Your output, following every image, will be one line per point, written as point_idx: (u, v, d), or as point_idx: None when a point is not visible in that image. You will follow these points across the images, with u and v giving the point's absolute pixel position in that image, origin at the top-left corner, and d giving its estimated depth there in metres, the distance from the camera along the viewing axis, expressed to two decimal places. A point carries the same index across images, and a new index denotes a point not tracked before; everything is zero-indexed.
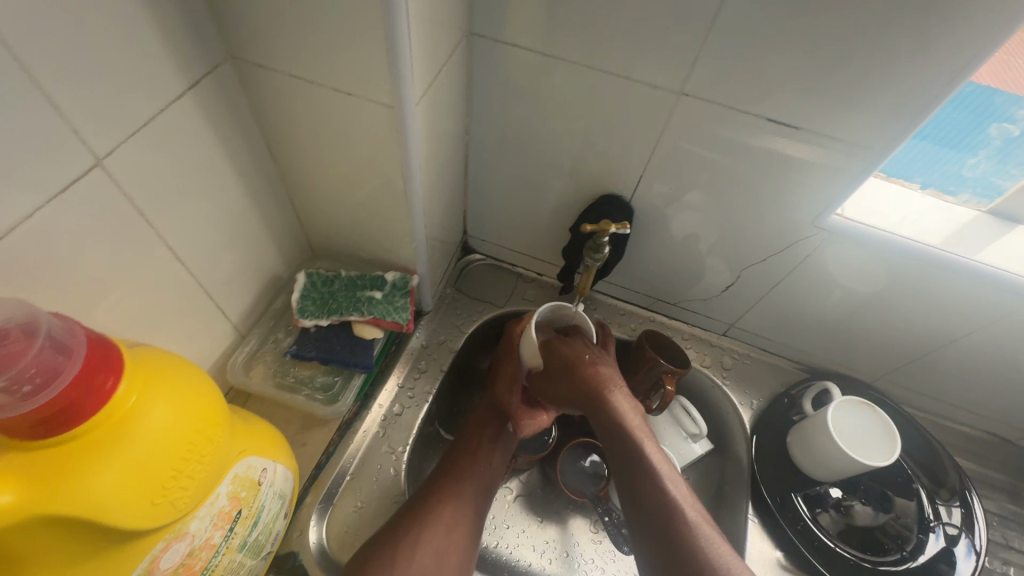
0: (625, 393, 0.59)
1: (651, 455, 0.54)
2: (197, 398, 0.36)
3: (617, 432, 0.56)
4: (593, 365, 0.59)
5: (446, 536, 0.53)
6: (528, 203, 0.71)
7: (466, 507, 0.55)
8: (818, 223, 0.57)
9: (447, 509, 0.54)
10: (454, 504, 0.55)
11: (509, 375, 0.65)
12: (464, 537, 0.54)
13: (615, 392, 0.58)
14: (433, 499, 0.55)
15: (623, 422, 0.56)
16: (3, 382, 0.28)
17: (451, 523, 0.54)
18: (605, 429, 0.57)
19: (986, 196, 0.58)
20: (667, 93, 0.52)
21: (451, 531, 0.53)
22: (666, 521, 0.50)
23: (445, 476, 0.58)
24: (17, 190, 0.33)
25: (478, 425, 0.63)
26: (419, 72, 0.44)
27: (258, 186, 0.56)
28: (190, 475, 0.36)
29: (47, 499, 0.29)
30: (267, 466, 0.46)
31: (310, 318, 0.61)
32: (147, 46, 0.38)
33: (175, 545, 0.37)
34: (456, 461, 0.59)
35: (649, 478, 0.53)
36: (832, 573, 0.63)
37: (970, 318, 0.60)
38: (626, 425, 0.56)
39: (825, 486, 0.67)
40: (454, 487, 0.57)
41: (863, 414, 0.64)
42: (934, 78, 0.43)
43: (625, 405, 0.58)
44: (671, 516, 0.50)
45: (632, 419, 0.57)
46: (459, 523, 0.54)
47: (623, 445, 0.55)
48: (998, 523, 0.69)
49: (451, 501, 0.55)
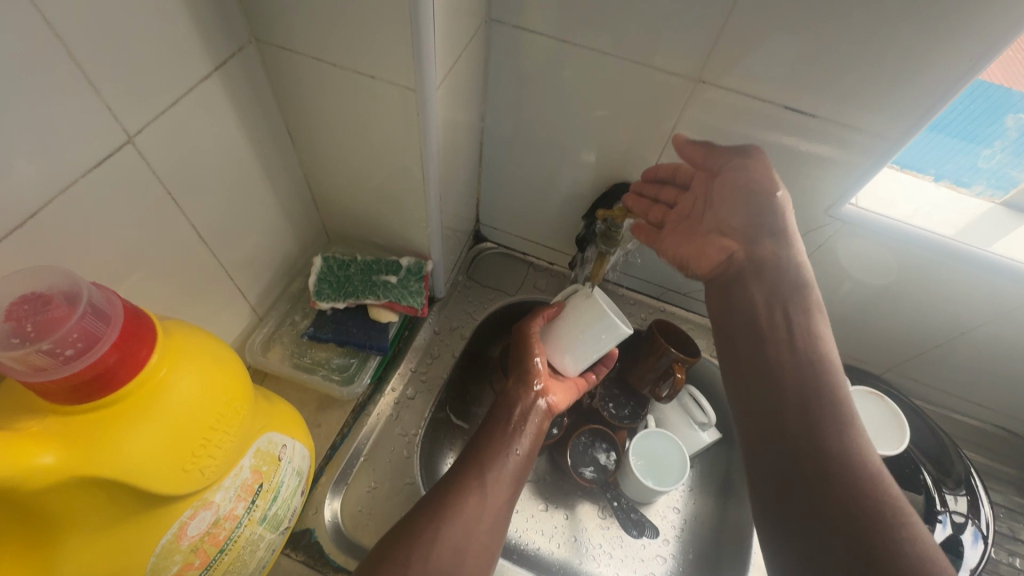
0: (818, 310, 0.50)
1: (836, 385, 0.46)
2: (225, 370, 0.37)
3: (770, 360, 0.48)
4: (785, 224, 0.52)
5: (466, 532, 0.49)
6: (541, 191, 0.72)
7: (489, 497, 0.52)
8: (832, 213, 0.58)
9: (473, 501, 0.51)
10: (479, 492, 0.52)
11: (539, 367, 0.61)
12: (487, 526, 0.50)
13: (786, 298, 0.50)
14: (457, 485, 0.52)
15: (788, 338, 0.49)
16: (47, 346, 0.29)
17: (473, 519, 0.50)
18: (756, 358, 0.49)
19: (1000, 187, 0.58)
20: (683, 80, 0.52)
21: (476, 524, 0.50)
22: (836, 469, 0.42)
23: (468, 464, 0.54)
24: (54, 165, 0.35)
25: (505, 411, 0.60)
26: (440, 56, 0.45)
27: (278, 169, 0.57)
28: (217, 445, 0.37)
29: (86, 461, 0.30)
30: (287, 443, 0.47)
31: (327, 301, 0.62)
32: (176, 28, 0.39)
33: (201, 513, 0.38)
34: (484, 449, 0.56)
35: (822, 421, 0.44)
36: None
37: (981, 311, 0.61)
38: (784, 342, 0.49)
39: None
40: (475, 482, 0.53)
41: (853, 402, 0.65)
42: (953, 68, 0.43)
43: (801, 313, 0.49)
44: (850, 464, 0.42)
45: (793, 313, 0.49)
46: (481, 513, 0.51)
47: (781, 383, 0.47)
48: (1005, 515, 0.69)
49: (477, 487, 0.52)
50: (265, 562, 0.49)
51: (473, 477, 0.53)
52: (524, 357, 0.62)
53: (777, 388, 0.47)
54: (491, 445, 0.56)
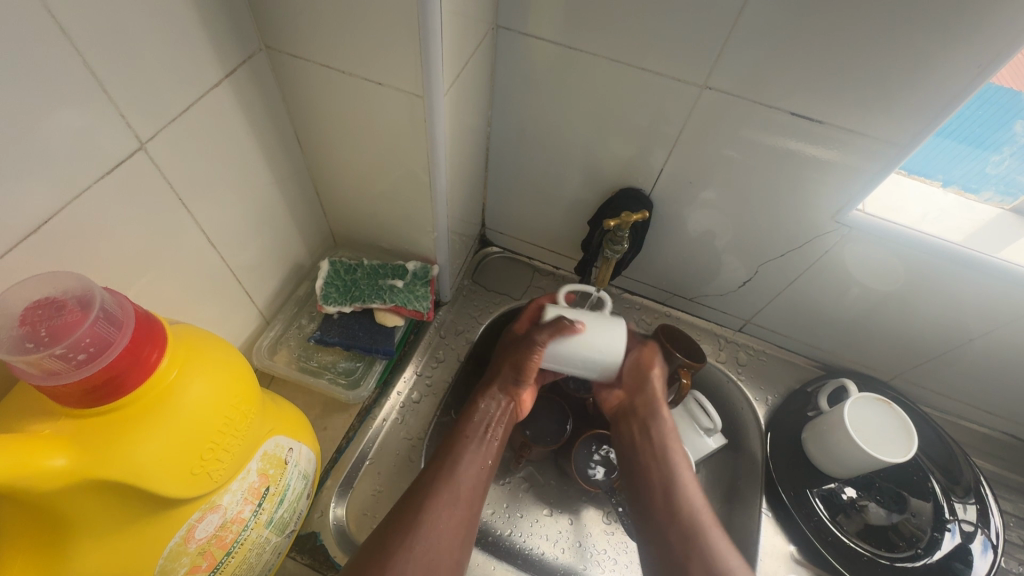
0: (672, 440, 0.66)
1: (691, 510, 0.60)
2: (233, 374, 0.38)
3: (645, 493, 0.63)
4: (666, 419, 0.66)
5: (438, 541, 0.50)
6: (547, 196, 0.72)
7: (461, 505, 0.53)
8: (839, 219, 0.58)
9: (446, 512, 0.52)
10: (451, 501, 0.53)
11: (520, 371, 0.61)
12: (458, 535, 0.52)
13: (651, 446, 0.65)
14: (430, 495, 0.53)
15: (653, 454, 0.65)
16: (60, 350, 0.29)
17: (444, 528, 0.51)
18: (637, 473, 0.65)
19: (1009, 194, 0.57)
20: (689, 86, 0.52)
21: (446, 535, 0.51)
22: (685, 555, 0.57)
23: (439, 473, 0.55)
24: (69, 170, 0.35)
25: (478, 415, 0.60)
26: (447, 63, 0.45)
27: (286, 175, 0.58)
28: (225, 448, 0.37)
29: (96, 463, 0.30)
30: (293, 446, 0.48)
31: (334, 305, 0.63)
32: (189, 37, 0.40)
33: (209, 516, 0.39)
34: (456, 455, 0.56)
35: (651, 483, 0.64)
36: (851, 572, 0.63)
37: (989, 318, 0.60)
38: (649, 456, 0.65)
39: (839, 486, 0.67)
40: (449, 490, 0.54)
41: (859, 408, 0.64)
42: (960, 75, 0.43)
43: (663, 437, 0.66)
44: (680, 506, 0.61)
45: (653, 437, 0.66)
46: (454, 522, 0.52)
47: (645, 480, 0.64)
48: (1015, 524, 0.69)
49: (448, 497, 0.53)
50: (271, 565, 0.49)
51: (447, 487, 0.54)
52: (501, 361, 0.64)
53: (647, 498, 0.63)
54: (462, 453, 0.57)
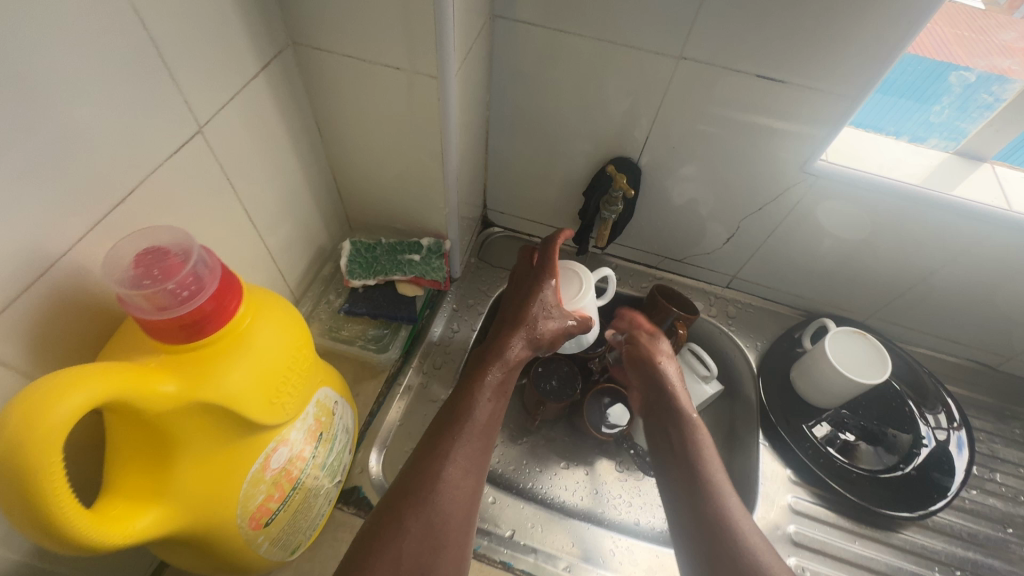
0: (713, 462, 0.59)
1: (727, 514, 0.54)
2: (295, 323, 0.44)
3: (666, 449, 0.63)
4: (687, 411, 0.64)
5: (446, 500, 0.50)
6: (543, 172, 0.78)
7: (470, 461, 0.53)
8: (806, 169, 0.64)
9: (455, 474, 0.52)
10: (459, 464, 0.52)
11: (545, 333, 0.62)
12: (470, 490, 0.52)
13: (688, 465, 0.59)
14: (439, 455, 0.52)
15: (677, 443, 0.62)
16: (171, 286, 0.35)
17: (453, 487, 0.51)
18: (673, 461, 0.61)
19: (952, 138, 0.66)
20: (668, 59, 0.59)
21: (451, 495, 0.51)
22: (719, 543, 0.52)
23: (448, 426, 0.54)
24: (142, 151, 0.40)
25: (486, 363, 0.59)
26: (457, 45, 0.51)
27: (308, 160, 0.63)
28: (293, 386, 0.43)
29: (201, 386, 0.35)
30: (338, 400, 0.54)
31: (359, 278, 0.68)
32: (232, 35, 0.45)
33: (280, 448, 0.44)
34: (468, 410, 0.55)
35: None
36: (865, 498, 0.68)
37: (947, 250, 0.68)
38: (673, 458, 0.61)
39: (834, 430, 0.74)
40: (457, 443, 0.53)
41: (835, 340, 0.71)
42: (899, 31, 0.50)
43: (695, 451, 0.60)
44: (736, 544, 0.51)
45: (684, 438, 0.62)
46: (464, 478, 0.52)
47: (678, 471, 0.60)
48: (986, 438, 0.76)
49: (457, 459, 0.52)
50: (323, 511, 0.54)
51: (457, 442, 0.53)
52: (526, 314, 0.62)
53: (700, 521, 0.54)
54: (476, 410, 0.55)
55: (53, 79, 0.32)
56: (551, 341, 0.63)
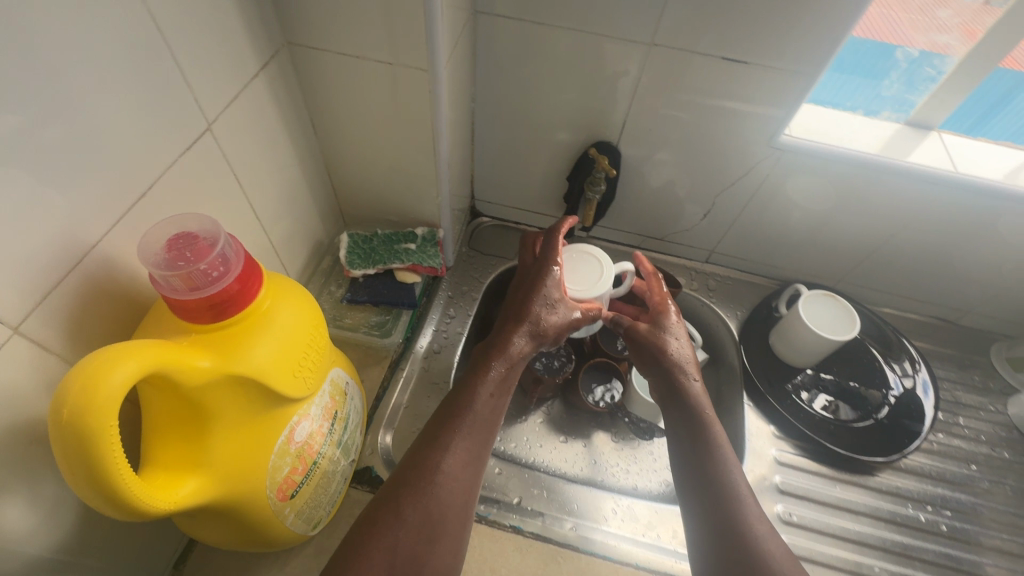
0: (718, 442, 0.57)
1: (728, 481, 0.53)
2: (311, 305, 0.47)
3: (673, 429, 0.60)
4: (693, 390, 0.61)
5: (446, 491, 0.49)
6: (528, 161, 0.82)
7: (471, 450, 0.53)
8: (773, 144, 0.69)
9: (456, 463, 0.51)
10: (461, 454, 0.52)
11: (548, 327, 0.62)
12: (471, 481, 0.51)
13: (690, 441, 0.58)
14: (440, 445, 0.52)
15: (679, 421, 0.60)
16: (202, 267, 0.38)
17: (454, 477, 0.50)
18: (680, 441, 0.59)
19: (902, 111, 0.71)
20: (641, 46, 0.63)
21: (452, 485, 0.50)
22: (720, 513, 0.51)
23: (449, 417, 0.54)
24: (156, 149, 0.42)
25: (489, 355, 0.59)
26: (446, 39, 0.54)
27: (303, 156, 0.65)
28: (312, 364, 0.46)
29: (233, 361, 0.38)
30: (349, 381, 0.57)
31: (360, 268, 0.72)
32: (232, 36, 0.48)
33: (303, 422, 0.47)
34: (469, 400, 0.55)
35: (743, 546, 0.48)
36: (840, 445, 0.73)
37: (904, 214, 0.73)
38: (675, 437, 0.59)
39: (812, 399, 0.78)
40: (459, 434, 0.53)
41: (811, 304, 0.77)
42: (848, 12, 0.55)
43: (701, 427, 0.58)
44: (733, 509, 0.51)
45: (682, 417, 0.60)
46: (464, 467, 0.51)
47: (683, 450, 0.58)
48: (949, 386, 0.83)
49: (459, 450, 0.52)
50: (340, 489, 0.57)
51: (458, 432, 0.53)
52: (529, 308, 0.63)
53: (705, 493, 0.53)
54: (477, 402, 0.55)
55: (78, 80, 0.35)
56: (554, 335, 0.63)
